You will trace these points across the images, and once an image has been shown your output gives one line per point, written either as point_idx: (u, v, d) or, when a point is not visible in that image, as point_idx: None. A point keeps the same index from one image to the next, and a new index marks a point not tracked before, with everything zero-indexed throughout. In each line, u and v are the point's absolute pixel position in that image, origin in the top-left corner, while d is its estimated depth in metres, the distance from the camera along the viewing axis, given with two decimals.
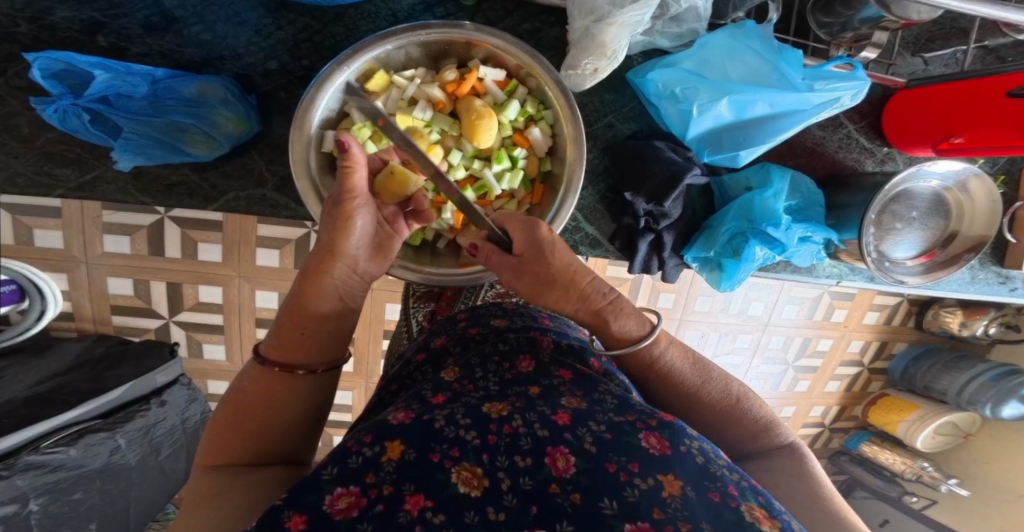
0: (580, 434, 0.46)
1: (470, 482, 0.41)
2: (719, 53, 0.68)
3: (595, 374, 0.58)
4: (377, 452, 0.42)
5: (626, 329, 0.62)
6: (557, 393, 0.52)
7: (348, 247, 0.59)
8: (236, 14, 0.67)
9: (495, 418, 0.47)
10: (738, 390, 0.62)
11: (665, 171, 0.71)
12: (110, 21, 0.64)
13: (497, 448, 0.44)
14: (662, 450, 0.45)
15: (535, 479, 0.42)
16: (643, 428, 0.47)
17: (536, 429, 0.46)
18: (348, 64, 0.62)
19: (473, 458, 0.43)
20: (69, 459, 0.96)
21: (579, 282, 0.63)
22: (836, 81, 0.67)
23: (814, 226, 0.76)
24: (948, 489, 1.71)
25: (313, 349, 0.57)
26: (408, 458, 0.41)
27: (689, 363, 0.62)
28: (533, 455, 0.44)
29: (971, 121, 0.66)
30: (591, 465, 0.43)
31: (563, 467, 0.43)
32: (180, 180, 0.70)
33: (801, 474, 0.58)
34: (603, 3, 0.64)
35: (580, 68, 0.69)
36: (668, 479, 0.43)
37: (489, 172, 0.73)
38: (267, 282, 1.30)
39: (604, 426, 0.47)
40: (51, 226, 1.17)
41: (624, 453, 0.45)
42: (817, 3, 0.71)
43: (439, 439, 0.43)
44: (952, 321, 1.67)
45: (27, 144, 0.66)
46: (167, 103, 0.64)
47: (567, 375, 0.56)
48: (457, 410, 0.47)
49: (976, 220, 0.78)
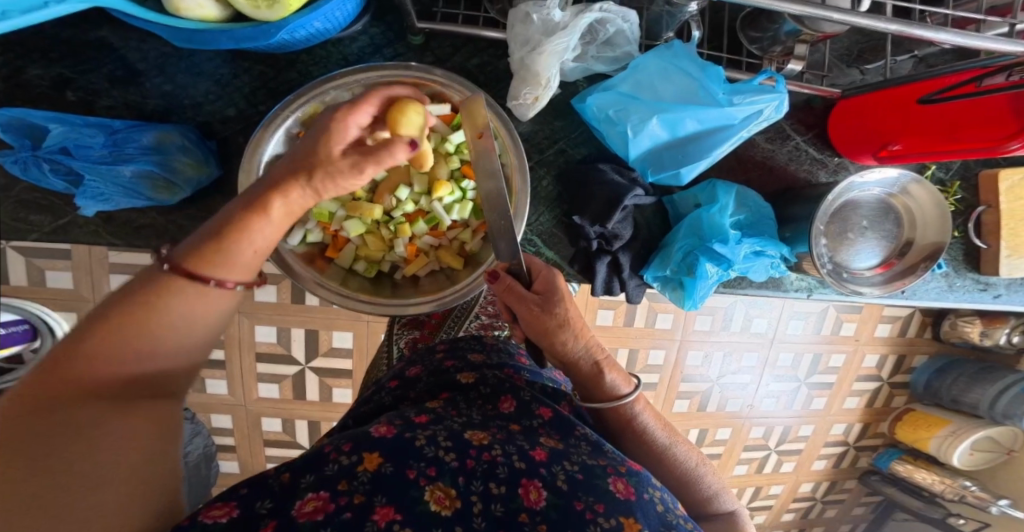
0: (554, 470, 0.46)
1: (442, 501, 0.41)
2: (650, 73, 0.69)
3: (570, 415, 0.59)
4: (355, 462, 0.42)
5: (613, 385, 0.66)
6: (535, 434, 0.53)
7: (325, 187, 0.46)
8: (195, 65, 0.72)
9: (475, 445, 0.47)
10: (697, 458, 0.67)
11: (607, 193, 0.73)
12: (79, 76, 0.70)
13: (472, 473, 0.44)
14: (627, 494, 0.46)
15: (507, 506, 0.43)
16: (612, 474, 0.48)
17: (513, 460, 0.46)
18: (293, 107, 0.66)
19: (448, 479, 0.43)
20: None
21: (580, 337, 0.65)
22: (755, 95, 0.67)
23: (763, 240, 0.75)
24: (999, 510, 1.55)
25: (234, 265, 0.41)
26: (384, 471, 0.41)
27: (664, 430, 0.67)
28: (507, 484, 0.44)
29: (906, 127, 0.65)
30: (561, 501, 0.44)
31: (534, 499, 0.43)
32: (147, 223, 0.74)
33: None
34: (535, 32, 0.67)
35: (521, 98, 0.72)
36: (629, 521, 0.44)
37: (438, 204, 0.74)
38: (265, 316, 1.34)
39: (576, 466, 0.48)
40: (60, 268, 1.25)
41: (593, 493, 0.45)
42: (745, 19, 0.73)
43: (418, 456, 0.44)
44: (972, 331, 1.58)
45: (6, 193, 0.71)
46: (126, 151, 0.67)
47: (546, 414, 0.57)
48: (438, 432, 0.48)
49: (929, 225, 0.76)
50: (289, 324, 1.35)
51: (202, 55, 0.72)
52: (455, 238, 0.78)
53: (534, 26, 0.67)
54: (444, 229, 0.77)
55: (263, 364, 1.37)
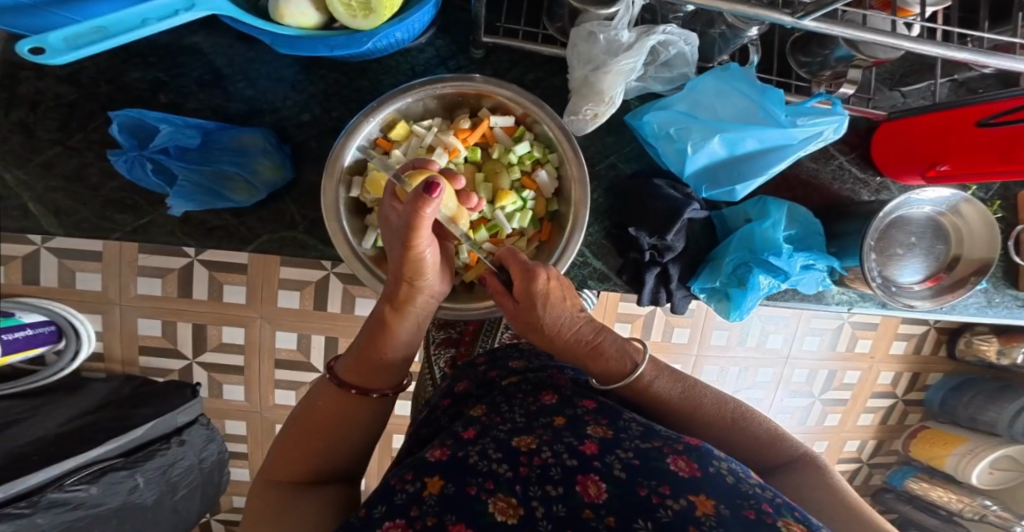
0: (608, 461, 0.48)
1: (506, 510, 0.45)
2: (708, 94, 0.74)
3: (617, 405, 0.60)
4: (419, 487, 0.47)
5: (608, 368, 0.65)
6: (582, 423, 0.54)
7: (427, 281, 0.64)
8: (275, 71, 0.77)
9: (524, 451, 0.50)
10: (735, 408, 0.64)
11: (664, 206, 0.77)
12: (171, 79, 0.76)
13: (528, 479, 0.47)
14: (691, 472, 0.47)
15: (569, 505, 0.45)
16: (670, 453, 0.49)
17: (564, 459, 0.48)
18: (374, 115, 0.71)
19: (507, 489, 0.46)
20: (90, 496, 1.02)
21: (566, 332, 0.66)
22: (817, 116, 0.72)
23: (814, 254, 0.78)
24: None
25: (383, 376, 0.64)
26: (447, 491, 0.46)
27: (677, 389, 0.64)
28: (564, 485, 0.46)
29: (957, 149, 0.69)
30: (621, 490, 0.45)
31: (594, 494, 0.45)
32: (221, 225, 0.77)
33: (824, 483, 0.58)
34: (600, 52, 0.72)
35: (581, 114, 0.76)
36: (699, 498, 0.44)
37: (500, 212, 0.79)
38: (285, 323, 1.38)
39: (631, 452, 0.49)
40: (92, 269, 1.29)
41: (654, 477, 0.46)
42: (795, 45, 0.78)
43: (474, 473, 0.48)
44: (989, 349, 1.61)
45: (95, 192, 0.75)
46: (217, 153, 0.72)
47: (591, 404, 0.58)
48: (488, 445, 0.51)
49: (977, 241, 0.79)
50: (309, 330, 1.39)
51: (282, 62, 0.77)
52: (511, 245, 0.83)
53: (599, 46, 0.72)
54: (504, 236, 0.81)
55: (284, 370, 1.41)
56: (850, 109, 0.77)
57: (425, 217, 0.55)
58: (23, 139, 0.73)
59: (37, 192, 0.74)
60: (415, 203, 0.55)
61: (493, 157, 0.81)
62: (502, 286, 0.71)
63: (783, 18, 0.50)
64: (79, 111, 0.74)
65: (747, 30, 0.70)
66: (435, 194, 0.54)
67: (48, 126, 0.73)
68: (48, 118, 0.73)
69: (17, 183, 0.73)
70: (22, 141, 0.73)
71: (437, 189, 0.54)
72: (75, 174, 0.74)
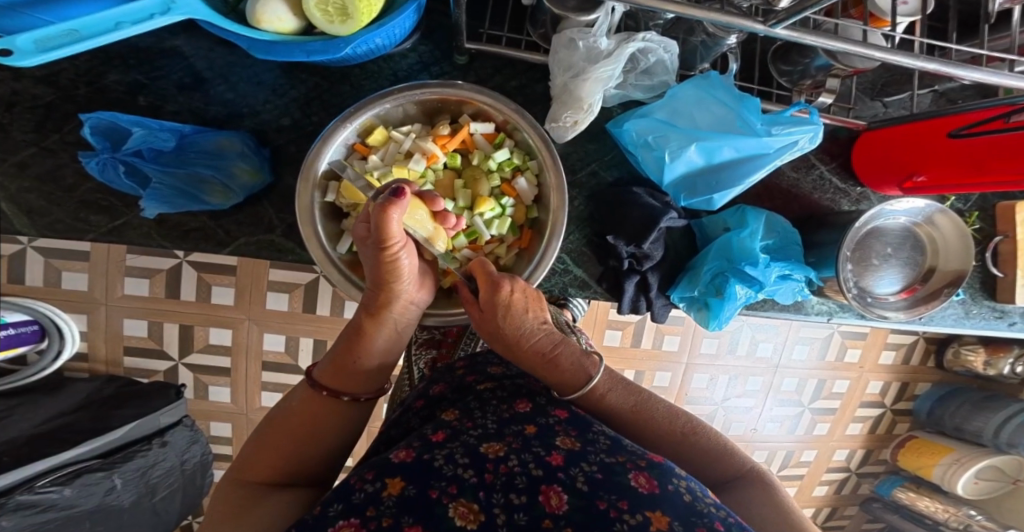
0: (572, 473, 0.49)
1: (466, 516, 0.45)
2: (688, 102, 0.75)
3: (586, 416, 0.60)
4: (379, 488, 0.47)
5: (570, 375, 0.64)
6: (552, 433, 0.54)
7: (402, 287, 0.64)
8: (256, 75, 0.77)
9: (492, 458, 0.50)
10: (687, 424, 0.64)
11: (642, 214, 0.77)
12: (150, 81, 0.75)
13: (492, 486, 0.47)
14: (650, 488, 0.48)
15: (530, 514, 0.45)
16: (633, 469, 0.50)
17: (530, 468, 0.49)
18: (351, 120, 0.71)
19: (470, 494, 0.46)
20: (63, 498, 1.02)
21: (528, 342, 0.66)
22: (792, 126, 0.72)
23: (791, 264, 0.79)
24: None
25: (360, 380, 0.65)
26: (408, 493, 0.46)
27: (630, 402, 0.65)
28: (527, 493, 0.47)
29: (932, 160, 0.69)
30: (582, 502, 0.46)
31: (556, 504, 0.46)
32: (198, 227, 0.77)
33: (773, 503, 0.59)
34: (579, 59, 0.73)
35: (561, 121, 0.77)
36: (655, 515, 0.45)
37: (478, 219, 0.80)
38: (273, 324, 1.37)
39: (595, 466, 0.50)
40: (77, 269, 1.28)
41: (615, 492, 0.47)
42: (777, 54, 0.78)
43: (438, 476, 0.47)
44: (976, 360, 1.62)
45: (71, 193, 0.74)
46: (192, 157, 0.72)
47: (563, 414, 0.59)
48: (456, 449, 0.51)
49: (951, 253, 0.79)
50: (296, 332, 1.38)
51: (263, 66, 0.77)
52: (490, 252, 0.83)
53: (578, 54, 0.72)
54: (482, 242, 0.81)
55: (270, 373, 1.40)
56: (827, 118, 0.77)
57: (391, 218, 0.58)
58: None
59: (10, 193, 0.73)
60: (383, 207, 0.58)
61: (474, 163, 0.81)
62: (472, 296, 0.71)
63: (755, 26, 0.51)
64: (56, 112, 0.74)
65: (726, 38, 0.71)
66: (402, 197, 0.58)
67: (24, 127, 0.73)
68: (24, 119, 0.73)
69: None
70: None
71: (404, 194, 0.59)
72: (51, 175, 0.74)
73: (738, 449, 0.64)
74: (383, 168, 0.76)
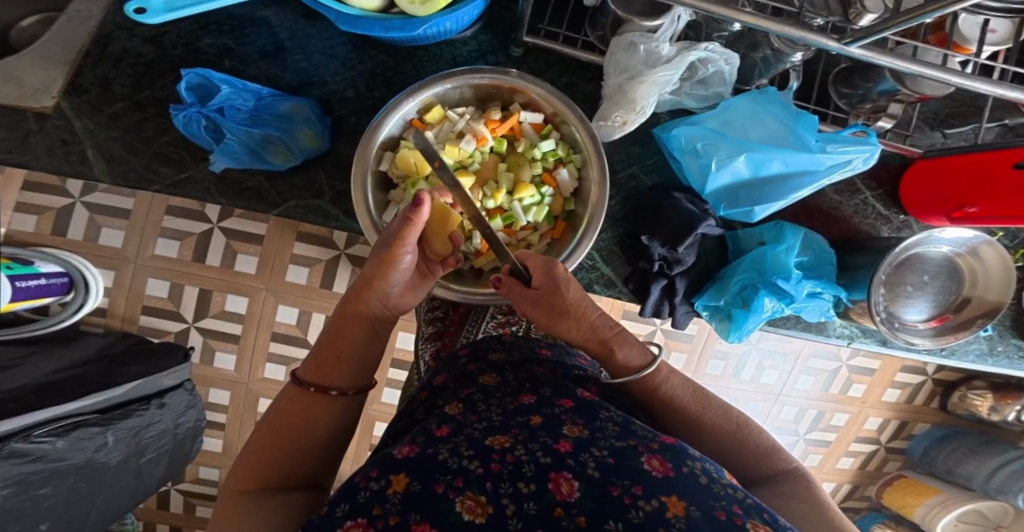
0: (582, 459, 0.49)
1: (473, 510, 0.44)
2: (740, 114, 0.77)
3: (595, 401, 0.61)
4: (384, 486, 0.47)
5: (628, 359, 0.69)
6: (558, 423, 0.55)
7: (387, 283, 0.71)
8: (330, 48, 0.83)
9: (497, 450, 0.50)
10: (739, 417, 0.68)
11: (681, 219, 0.79)
12: (237, 47, 0.83)
13: (499, 476, 0.47)
14: (664, 472, 0.48)
15: (540, 503, 0.45)
16: (645, 452, 0.51)
17: (538, 457, 0.49)
18: (414, 96, 0.74)
19: (476, 487, 0.46)
20: (54, 450, 1.01)
21: (587, 317, 0.71)
22: (846, 146, 0.75)
23: (823, 283, 0.81)
24: None
25: (344, 374, 0.67)
26: (413, 490, 0.46)
27: (688, 392, 0.69)
28: (536, 482, 0.46)
29: (980, 192, 0.71)
30: (594, 489, 0.46)
31: (566, 492, 0.46)
32: (253, 186, 0.80)
33: (809, 497, 0.62)
34: (637, 62, 0.75)
35: (610, 120, 0.79)
36: (671, 500, 0.45)
37: (518, 204, 0.81)
38: (290, 296, 1.38)
39: (605, 451, 0.50)
40: (116, 226, 1.31)
41: (627, 477, 0.47)
42: (839, 75, 0.82)
43: (443, 470, 0.48)
44: (981, 405, 1.62)
45: (148, 144, 0.80)
46: (265, 117, 0.78)
47: (569, 403, 0.59)
48: (461, 443, 0.51)
49: (991, 286, 0.81)
50: (312, 308, 1.39)
51: (337, 40, 0.83)
52: (523, 239, 0.85)
53: (638, 57, 0.75)
54: (517, 228, 0.83)
55: (279, 344, 1.41)
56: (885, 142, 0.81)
57: (412, 223, 0.66)
58: (99, 92, 0.80)
59: (98, 140, 0.80)
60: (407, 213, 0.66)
61: (518, 151, 0.83)
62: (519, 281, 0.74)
63: (829, 44, 0.50)
64: (152, 71, 0.82)
65: (791, 55, 0.74)
66: (422, 204, 0.65)
67: (123, 82, 0.81)
68: (126, 74, 0.81)
69: (83, 130, 0.79)
70: (98, 94, 0.80)
71: (423, 201, 0.65)
72: (134, 126, 0.81)
73: (784, 448, 0.66)
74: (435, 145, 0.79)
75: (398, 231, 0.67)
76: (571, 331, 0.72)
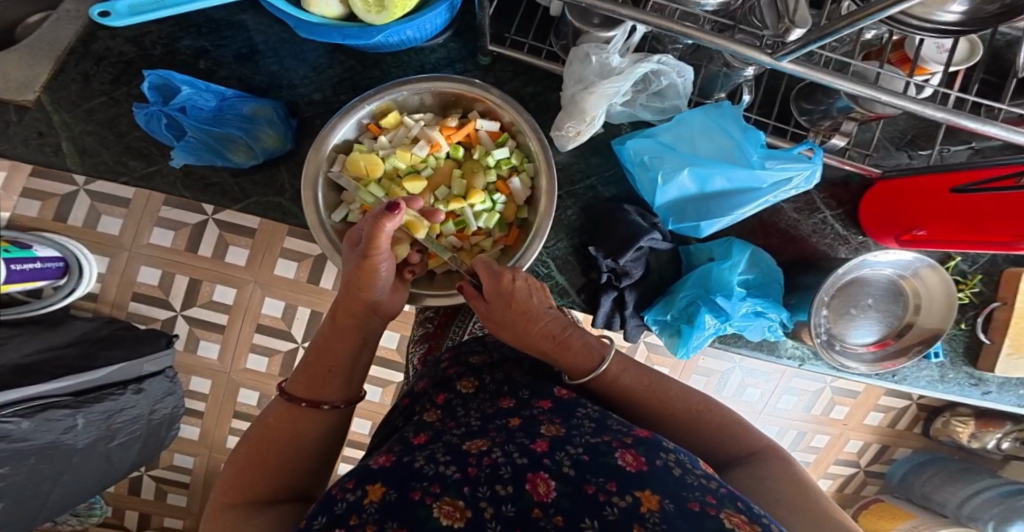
0: (558, 459, 0.48)
1: (452, 514, 0.43)
2: (693, 129, 0.77)
3: (573, 398, 0.60)
4: (360, 495, 0.45)
5: (573, 366, 0.67)
6: (536, 423, 0.54)
7: (373, 294, 0.69)
8: (302, 53, 0.84)
9: (474, 453, 0.49)
10: (700, 403, 0.66)
11: (626, 231, 0.79)
12: (213, 49, 0.83)
13: (477, 480, 0.46)
14: (637, 466, 0.47)
15: (518, 505, 0.44)
16: (619, 448, 0.49)
17: (514, 458, 0.48)
18: (368, 101, 0.75)
19: (453, 491, 0.45)
20: (19, 430, 0.99)
21: (535, 325, 0.68)
22: (788, 162, 0.75)
23: (766, 302, 0.81)
24: None
25: (336, 387, 0.67)
26: (388, 498, 0.44)
27: (644, 384, 0.67)
28: (514, 483, 0.45)
29: (929, 215, 0.71)
30: (570, 487, 0.45)
31: (543, 492, 0.45)
32: (218, 182, 0.81)
33: (782, 470, 0.60)
34: (590, 73, 0.75)
35: (563, 131, 0.79)
36: (645, 494, 0.44)
37: (468, 209, 0.81)
38: (280, 291, 1.39)
39: (581, 448, 0.49)
40: (117, 214, 1.33)
41: (602, 474, 0.46)
42: (800, 93, 0.82)
43: (419, 477, 0.46)
44: (963, 432, 1.61)
45: (121, 138, 0.81)
46: (227, 117, 0.78)
47: (546, 404, 0.59)
48: (437, 449, 0.51)
49: (932, 312, 0.80)
50: (300, 301, 1.39)
51: (309, 46, 0.84)
52: (476, 244, 0.85)
53: (590, 68, 0.75)
54: (469, 233, 0.84)
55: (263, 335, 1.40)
56: (837, 159, 0.81)
57: (384, 230, 0.65)
58: (79, 87, 0.81)
59: (73, 133, 0.80)
60: (378, 219, 0.65)
61: (474, 158, 0.83)
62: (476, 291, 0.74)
63: (761, 57, 0.51)
64: (131, 69, 0.83)
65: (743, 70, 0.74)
66: (396, 212, 0.64)
67: (103, 79, 0.82)
68: (106, 71, 0.82)
69: (59, 123, 0.80)
70: (78, 89, 0.81)
71: (397, 208, 0.65)
72: (109, 121, 0.81)
73: (753, 425, 0.65)
74: (389, 149, 0.80)
75: (371, 238, 0.66)
76: (517, 339, 0.70)
